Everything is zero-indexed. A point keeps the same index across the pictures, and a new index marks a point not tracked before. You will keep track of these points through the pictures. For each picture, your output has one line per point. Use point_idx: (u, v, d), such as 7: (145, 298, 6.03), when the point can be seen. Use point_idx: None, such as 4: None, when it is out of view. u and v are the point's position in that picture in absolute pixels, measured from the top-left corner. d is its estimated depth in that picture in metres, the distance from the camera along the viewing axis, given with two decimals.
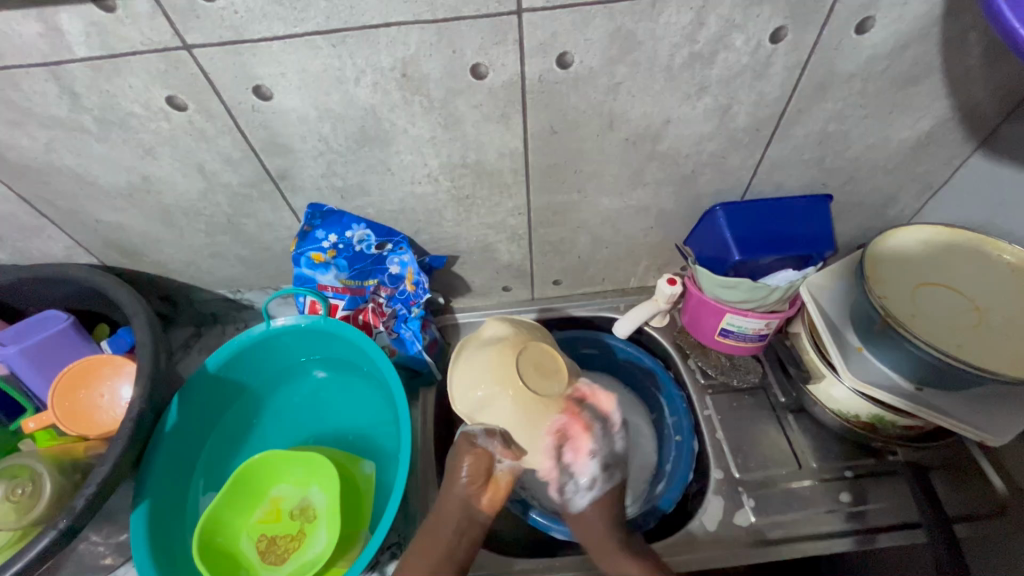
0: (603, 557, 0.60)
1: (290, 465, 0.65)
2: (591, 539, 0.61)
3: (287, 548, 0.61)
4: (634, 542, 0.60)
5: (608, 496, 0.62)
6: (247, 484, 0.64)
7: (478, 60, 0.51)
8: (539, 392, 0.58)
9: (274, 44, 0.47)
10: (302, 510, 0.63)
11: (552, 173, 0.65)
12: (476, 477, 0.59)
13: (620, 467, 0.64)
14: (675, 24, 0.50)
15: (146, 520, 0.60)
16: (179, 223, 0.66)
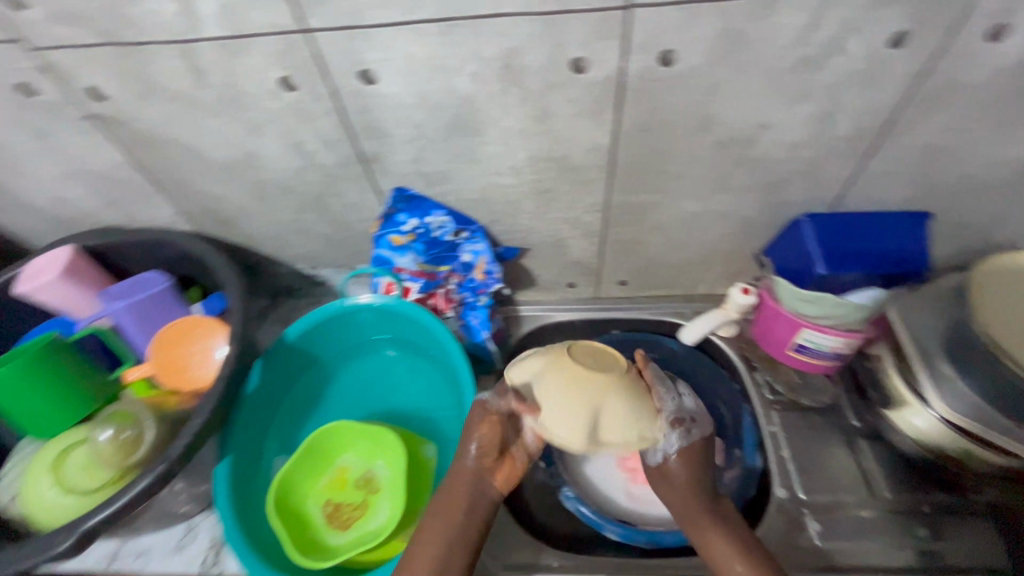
0: (699, 530, 0.56)
1: (358, 437, 0.68)
2: (683, 510, 0.58)
3: (350, 516, 0.63)
4: (728, 512, 0.57)
5: (689, 449, 0.59)
6: (316, 450, 0.67)
7: (580, 55, 0.51)
8: (583, 365, 0.55)
9: (386, 30, 0.49)
10: (366, 481, 0.66)
11: (636, 172, 0.64)
12: (489, 451, 0.58)
13: (697, 425, 0.60)
14: (789, 25, 0.48)
15: (227, 474, 0.63)
16: (272, 198, 0.70)
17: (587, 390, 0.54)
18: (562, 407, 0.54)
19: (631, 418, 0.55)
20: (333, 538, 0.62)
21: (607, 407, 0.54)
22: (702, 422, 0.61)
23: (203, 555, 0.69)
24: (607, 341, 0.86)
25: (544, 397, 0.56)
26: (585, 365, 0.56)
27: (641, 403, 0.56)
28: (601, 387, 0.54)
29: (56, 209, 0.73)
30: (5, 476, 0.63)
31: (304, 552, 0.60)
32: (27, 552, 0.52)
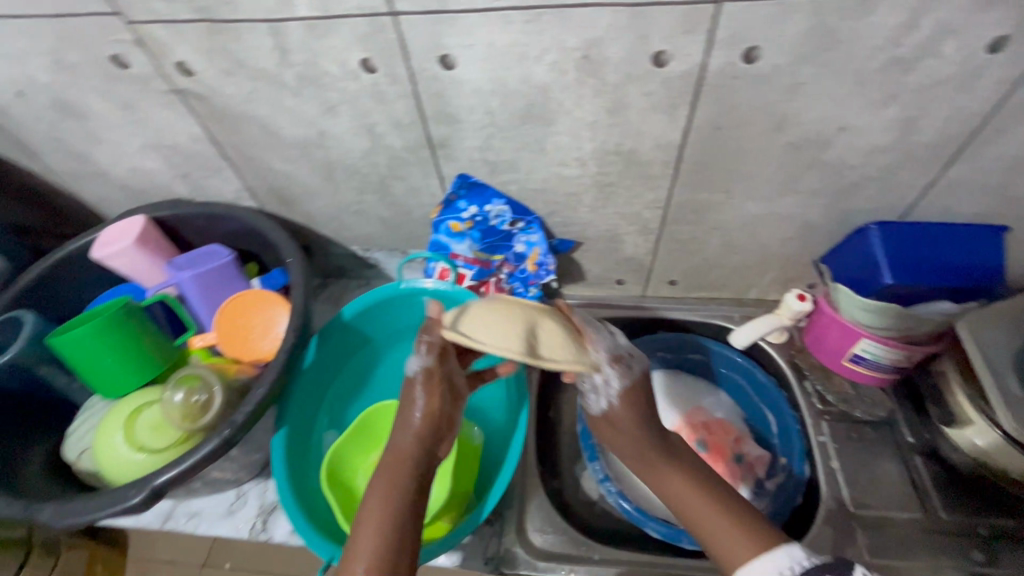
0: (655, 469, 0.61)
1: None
2: (634, 453, 0.63)
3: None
4: (676, 453, 0.62)
5: (631, 390, 0.63)
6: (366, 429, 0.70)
7: (663, 48, 0.50)
8: (506, 300, 0.59)
9: (472, 16, 0.50)
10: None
11: (702, 170, 0.63)
12: (427, 413, 0.60)
13: (634, 359, 0.64)
14: (883, 24, 0.47)
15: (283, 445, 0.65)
16: (337, 178, 0.71)
17: (511, 316, 0.57)
18: (498, 322, 0.56)
19: (562, 341, 0.57)
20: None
21: (538, 327, 0.57)
22: (639, 358, 0.65)
23: (252, 521, 0.71)
24: (654, 341, 0.85)
25: (476, 317, 0.57)
26: (507, 299, 0.59)
27: (568, 331, 0.59)
28: (534, 307, 0.59)
29: (131, 179, 0.76)
30: (75, 431, 0.66)
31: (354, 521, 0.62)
32: (95, 504, 0.53)
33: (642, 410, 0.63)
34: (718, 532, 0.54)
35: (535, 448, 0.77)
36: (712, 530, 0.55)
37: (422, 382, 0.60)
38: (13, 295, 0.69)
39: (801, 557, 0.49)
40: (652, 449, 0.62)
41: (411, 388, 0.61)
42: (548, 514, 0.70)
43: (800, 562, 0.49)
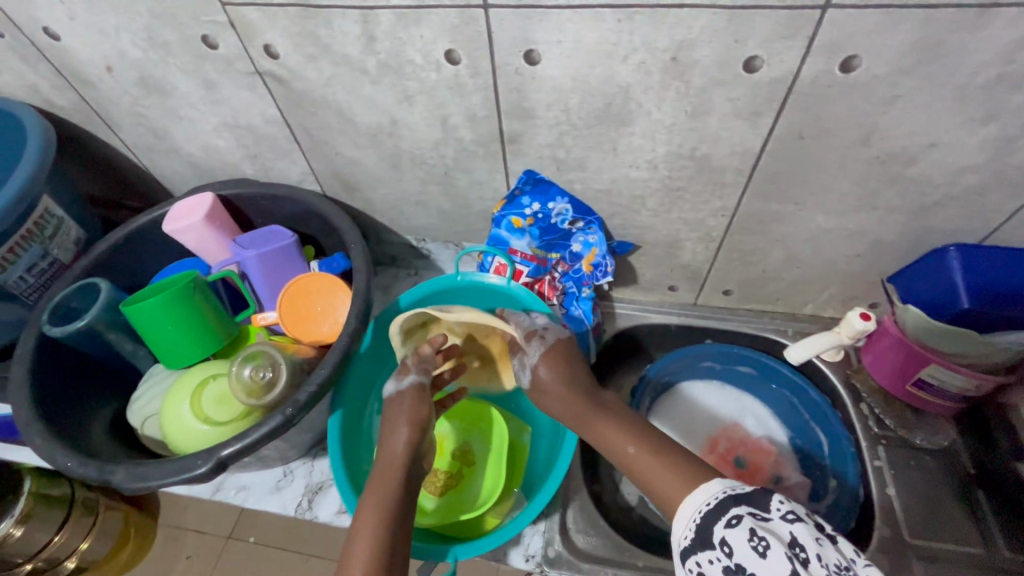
0: (587, 426, 0.60)
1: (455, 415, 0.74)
2: (569, 412, 0.62)
3: (446, 482, 0.67)
4: (604, 401, 0.61)
5: (556, 352, 0.65)
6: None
7: (756, 54, 0.49)
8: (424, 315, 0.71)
9: (565, 13, 0.49)
10: (463, 452, 0.70)
11: (776, 181, 0.62)
12: (411, 423, 0.61)
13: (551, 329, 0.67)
14: (996, 39, 0.45)
15: (339, 427, 0.66)
16: (402, 167, 0.72)
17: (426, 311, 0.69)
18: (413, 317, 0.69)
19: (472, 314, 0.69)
20: (430, 502, 0.66)
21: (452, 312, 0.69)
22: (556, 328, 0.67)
23: (298, 499, 0.72)
24: (704, 351, 0.83)
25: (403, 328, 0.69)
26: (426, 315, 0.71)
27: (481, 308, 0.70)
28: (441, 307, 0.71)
29: (202, 156, 0.78)
30: (138, 398, 0.68)
31: None
32: (164, 470, 0.55)
33: (566, 367, 0.64)
34: (659, 475, 0.51)
35: (579, 450, 0.77)
36: (653, 480, 0.52)
37: (411, 396, 0.63)
38: (89, 263, 0.72)
39: (718, 489, 0.47)
40: (578, 400, 0.61)
41: (396, 401, 0.64)
42: (592, 516, 0.70)
43: (715, 495, 0.46)
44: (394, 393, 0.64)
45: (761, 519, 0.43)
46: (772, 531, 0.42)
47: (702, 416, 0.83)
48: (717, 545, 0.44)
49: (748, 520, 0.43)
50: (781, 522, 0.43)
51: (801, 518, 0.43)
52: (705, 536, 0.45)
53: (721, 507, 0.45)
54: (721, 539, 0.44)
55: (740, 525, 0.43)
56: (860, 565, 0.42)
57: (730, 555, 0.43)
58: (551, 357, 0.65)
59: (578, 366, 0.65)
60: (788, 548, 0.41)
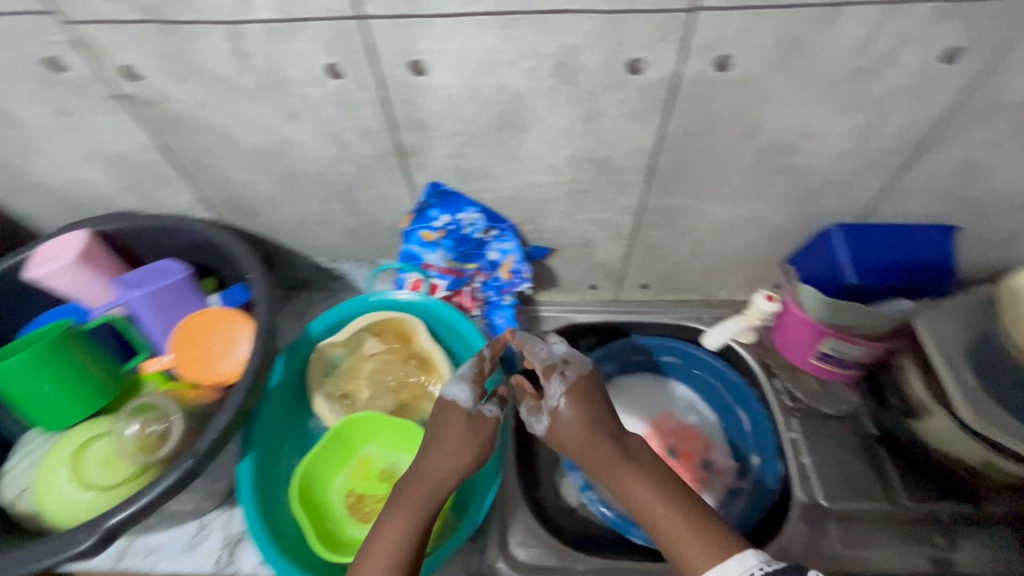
0: (612, 474, 0.53)
1: (386, 429, 0.68)
2: (594, 458, 0.55)
3: (374, 508, 0.64)
4: (635, 449, 0.55)
5: (585, 389, 0.58)
6: (342, 440, 0.67)
7: (638, 56, 0.50)
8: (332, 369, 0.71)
9: (445, 22, 0.48)
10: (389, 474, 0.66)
11: (674, 176, 0.64)
12: (473, 444, 0.55)
13: (579, 362, 0.60)
14: (848, 35, 0.48)
15: (251, 470, 0.63)
16: (300, 187, 0.68)
17: (323, 360, 0.72)
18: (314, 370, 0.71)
19: (346, 340, 0.72)
20: (354, 531, 0.63)
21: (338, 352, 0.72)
22: (577, 361, 0.60)
23: (216, 554, 0.67)
24: (626, 345, 0.86)
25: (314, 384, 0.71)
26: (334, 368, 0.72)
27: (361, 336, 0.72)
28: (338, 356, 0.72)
29: (70, 190, 0.70)
30: (12, 469, 0.61)
31: (327, 544, 0.61)
32: (43, 552, 0.49)
33: (593, 406, 0.57)
34: (692, 546, 0.48)
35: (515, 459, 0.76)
36: (680, 546, 0.48)
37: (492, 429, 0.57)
38: None
39: (755, 563, 0.46)
40: (604, 442, 0.54)
41: (472, 426, 0.56)
42: (531, 527, 0.69)
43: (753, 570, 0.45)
44: (472, 412, 0.57)
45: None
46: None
47: (634, 411, 0.83)
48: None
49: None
50: None
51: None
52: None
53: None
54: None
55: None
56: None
57: None
58: (582, 390, 0.57)
59: (604, 400, 0.58)
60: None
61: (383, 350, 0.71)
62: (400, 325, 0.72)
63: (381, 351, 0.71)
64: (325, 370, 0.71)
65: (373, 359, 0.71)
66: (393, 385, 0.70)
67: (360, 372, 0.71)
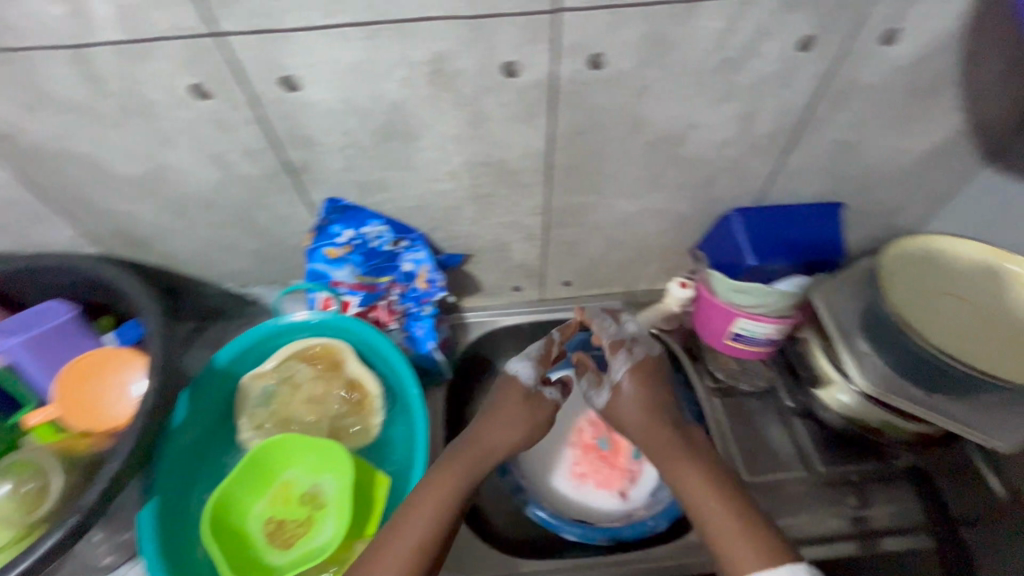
0: (666, 458, 0.59)
1: (305, 452, 0.66)
2: (650, 440, 0.61)
3: (294, 533, 0.63)
4: (696, 440, 0.61)
5: (648, 367, 0.66)
6: (260, 466, 0.65)
7: (512, 59, 0.50)
8: (258, 399, 0.69)
9: (307, 35, 0.46)
10: (311, 497, 0.64)
11: (572, 174, 0.65)
12: (524, 428, 0.64)
13: (648, 341, 0.69)
14: (708, 28, 0.50)
15: (154, 516, 0.60)
16: (191, 214, 0.65)
17: (250, 390, 0.70)
18: (242, 400, 0.69)
19: (275, 369, 0.70)
20: (275, 558, 0.61)
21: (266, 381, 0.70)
22: (645, 342, 0.69)
23: None
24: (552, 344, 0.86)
25: (241, 415, 0.69)
26: (260, 398, 0.70)
27: (291, 363, 0.70)
28: (265, 385, 0.70)
29: None
30: None
31: None
32: None
33: (656, 390, 0.65)
34: (733, 523, 0.52)
35: None
36: (723, 526, 0.52)
37: (546, 416, 0.66)
38: None
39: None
40: (663, 426, 0.61)
41: (531, 404, 0.65)
42: None
43: None
44: (530, 391, 0.66)
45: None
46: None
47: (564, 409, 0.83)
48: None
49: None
50: None
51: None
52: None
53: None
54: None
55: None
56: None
57: None
58: (644, 375, 0.65)
59: (660, 386, 0.65)
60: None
61: (314, 377, 0.70)
62: (331, 348, 0.71)
63: (312, 379, 0.70)
64: (254, 400, 0.69)
65: (304, 386, 0.70)
66: (324, 411, 0.69)
67: (290, 400, 0.70)
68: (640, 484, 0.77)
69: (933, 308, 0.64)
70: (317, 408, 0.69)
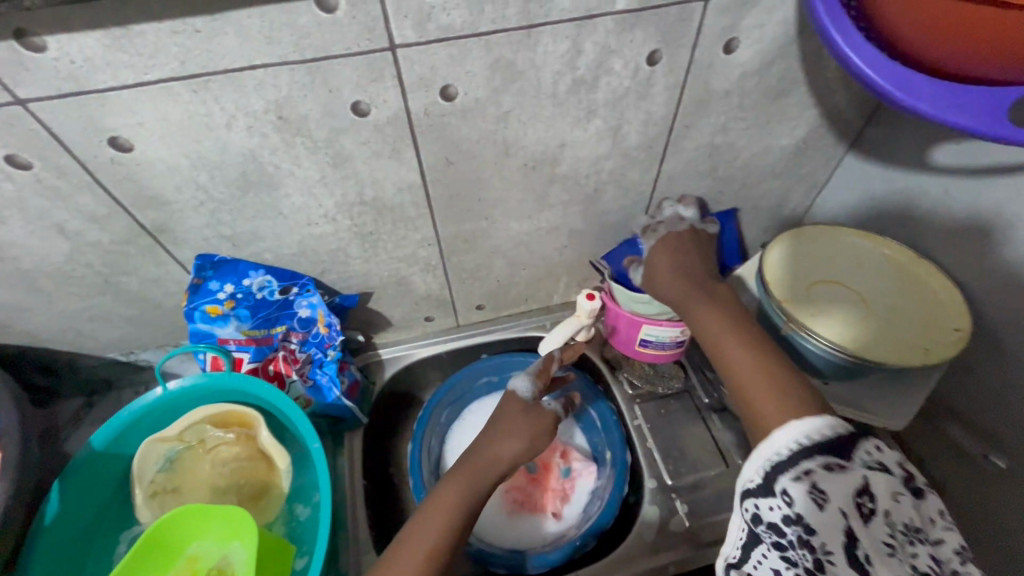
0: (687, 308, 0.58)
1: (208, 521, 0.57)
2: (676, 296, 0.60)
3: None
4: (721, 298, 0.57)
5: (678, 244, 0.65)
6: (158, 543, 0.56)
7: (358, 98, 0.49)
8: (163, 466, 0.65)
9: (124, 93, 0.43)
10: (219, 572, 0.55)
11: (455, 203, 0.63)
12: (527, 436, 0.62)
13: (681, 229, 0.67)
14: (553, 52, 0.50)
15: None
16: (45, 288, 0.60)
17: (153, 456, 0.65)
18: (145, 467, 0.64)
19: (181, 431, 0.66)
20: None
21: (171, 445, 0.66)
22: (673, 224, 0.68)
23: None
24: (468, 371, 0.84)
25: (143, 483, 0.64)
26: (165, 464, 0.65)
27: (198, 423, 0.66)
28: (172, 450, 0.66)
29: None
30: None
31: None
32: None
33: (688, 258, 0.63)
34: (753, 377, 0.49)
35: (368, 520, 0.72)
36: (744, 378, 0.49)
37: (551, 423, 0.65)
38: None
39: (790, 440, 0.42)
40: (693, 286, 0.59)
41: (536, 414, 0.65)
42: None
43: (785, 447, 0.42)
44: (531, 401, 0.66)
45: (840, 470, 0.39)
46: (847, 483, 0.39)
47: None
48: (777, 494, 0.41)
49: (818, 466, 0.40)
50: (808, 484, 0.40)
51: (884, 470, 0.40)
52: (769, 483, 0.42)
53: (792, 458, 0.41)
54: (783, 488, 0.41)
55: (808, 476, 0.40)
56: (936, 526, 0.40)
57: (790, 505, 0.40)
58: (671, 248, 0.65)
59: (693, 257, 0.63)
60: (857, 498, 0.39)
61: (226, 441, 0.66)
62: (245, 417, 0.66)
63: (223, 442, 0.66)
64: (156, 466, 0.65)
65: (214, 450, 0.66)
66: (235, 475, 0.65)
67: (197, 467, 0.65)
68: (571, 503, 0.77)
69: (819, 292, 0.66)
70: (228, 473, 0.65)
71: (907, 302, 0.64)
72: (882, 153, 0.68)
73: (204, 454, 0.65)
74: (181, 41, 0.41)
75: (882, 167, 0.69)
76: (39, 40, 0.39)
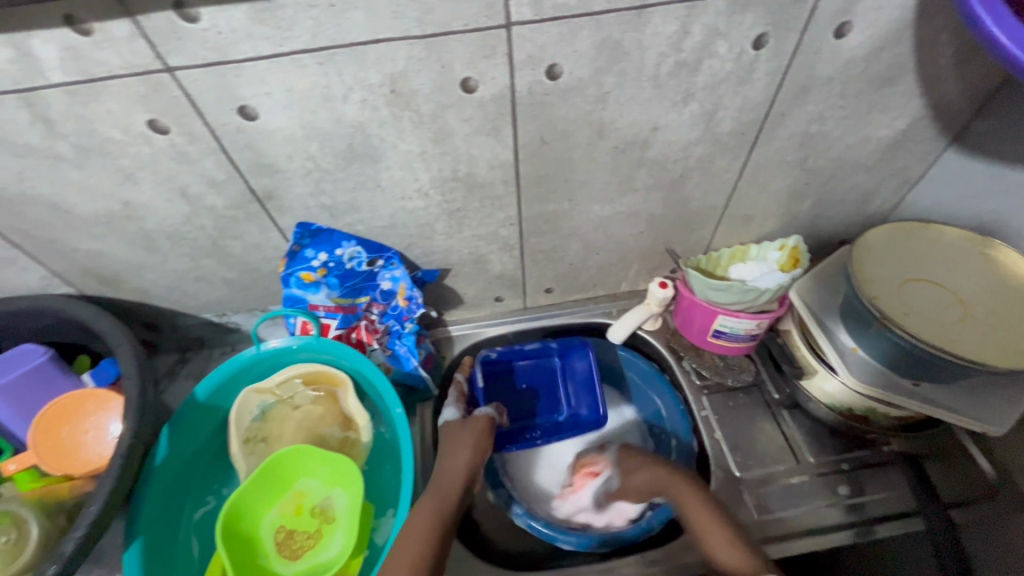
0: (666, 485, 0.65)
1: (318, 463, 0.65)
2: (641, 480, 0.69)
3: (304, 544, 0.61)
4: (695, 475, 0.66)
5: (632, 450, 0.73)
6: (275, 474, 0.64)
7: (468, 74, 0.50)
8: (251, 422, 0.69)
9: (260, 64, 0.47)
10: (322, 510, 0.63)
11: (541, 183, 0.64)
12: (474, 448, 0.66)
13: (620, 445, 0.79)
14: (661, 33, 0.50)
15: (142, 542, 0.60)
16: (162, 248, 0.65)
17: (245, 409, 0.69)
18: (236, 419, 0.69)
19: (273, 388, 0.71)
20: (281, 567, 0.60)
21: (261, 401, 0.70)
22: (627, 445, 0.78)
23: None
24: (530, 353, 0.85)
25: (233, 434, 0.68)
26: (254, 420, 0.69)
27: (287, 384, 0.71)
28: (262, 405, 0.70)
29: None
30: None
31: None
32: None
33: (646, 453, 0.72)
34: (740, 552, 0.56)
35: None
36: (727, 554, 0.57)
37: (485, 425, 0.69)
38: None
39: None
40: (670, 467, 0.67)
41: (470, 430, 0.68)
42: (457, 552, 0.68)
43: None
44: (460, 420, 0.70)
45: None
46: None
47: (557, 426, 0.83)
48: None
49: None
50: None
51: None
52: None
53: None
54: None
55: None
56: None
57: None
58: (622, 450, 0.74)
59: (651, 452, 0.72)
60: None
61: (314, 401, 0.71)
62: (333, 377, 0.71)
63: (310, 403, 0.71)
64: (250, 415, 0.69)
65: (302, 410, 0.70)
66: (324, 433, 0.70)
67: (288, 422, 0.70)
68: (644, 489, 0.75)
69: (911, 291, 0.64)
70: (316, 430, 0.70)
71: (1007, 306, 0.61)
72: (989, 149, 0.65)
73: (292, 414, 0.70)
74: (317, 14, 0.44)
75: (988, 162, 0.65)
76: (194, 11, 0.42)
